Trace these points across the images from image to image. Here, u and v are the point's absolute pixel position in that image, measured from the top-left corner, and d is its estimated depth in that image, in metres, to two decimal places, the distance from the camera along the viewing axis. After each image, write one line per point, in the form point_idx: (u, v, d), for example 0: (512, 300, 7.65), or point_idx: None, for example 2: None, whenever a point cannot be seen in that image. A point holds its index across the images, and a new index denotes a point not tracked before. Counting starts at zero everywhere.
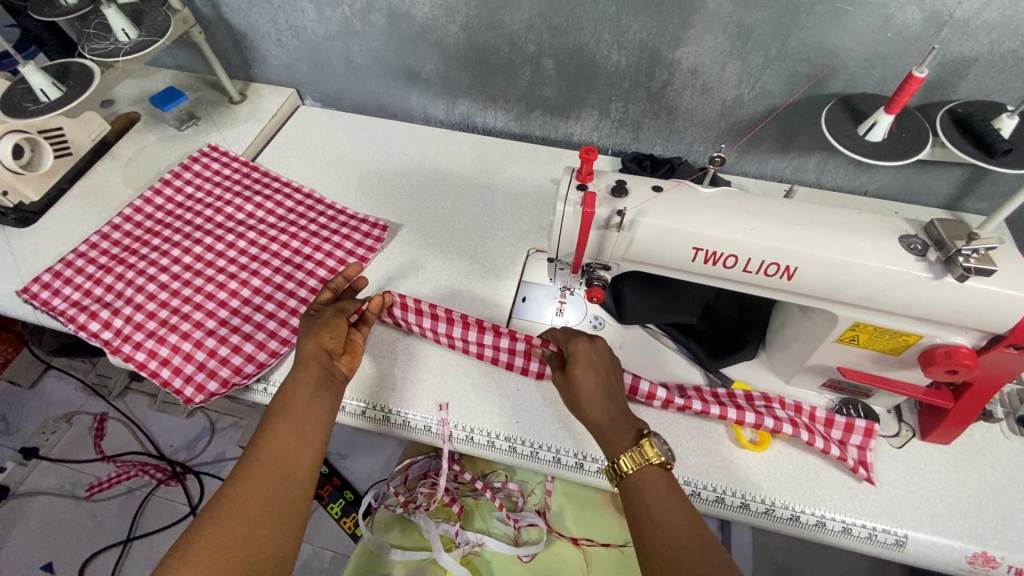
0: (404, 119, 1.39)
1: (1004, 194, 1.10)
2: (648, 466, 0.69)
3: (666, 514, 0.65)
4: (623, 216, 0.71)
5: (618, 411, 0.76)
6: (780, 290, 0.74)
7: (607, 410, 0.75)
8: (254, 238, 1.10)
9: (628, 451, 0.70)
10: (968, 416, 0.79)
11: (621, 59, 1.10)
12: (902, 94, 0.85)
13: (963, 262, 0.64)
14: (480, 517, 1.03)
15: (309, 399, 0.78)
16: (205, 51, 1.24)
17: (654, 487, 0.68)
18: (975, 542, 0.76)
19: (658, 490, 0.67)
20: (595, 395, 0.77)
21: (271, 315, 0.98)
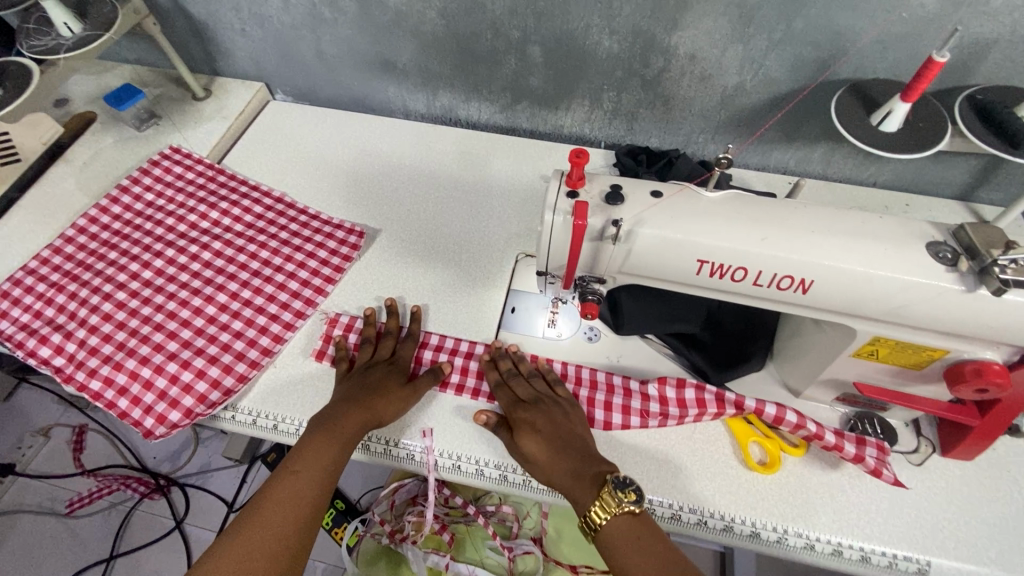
0: (383, 113, 1.30)
1: (1022, 184, 1.03)
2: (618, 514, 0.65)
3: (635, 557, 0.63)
4: (620, 226, 0.64)
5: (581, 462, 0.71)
6: (792, 303, 0.67)
7: (568, 464, 0.71)
8: (220, 248, 1.01)
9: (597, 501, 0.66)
10: (994, 432, 0.73)
11: (613, 45, 1.01)
12: (921, 81, 0.77)
13: (1000, 274, 0.57)
14: (472, 545, 0.97)
15: (345, 435, 0.75)
16: (161, 44, 1.14)
17: (624, 533, 0.65)
18: (1002, 568, 0.70)
19: (627, 535, 0.65)
20: (556, 457, 0.72)
21: (238, 335, 0.90)
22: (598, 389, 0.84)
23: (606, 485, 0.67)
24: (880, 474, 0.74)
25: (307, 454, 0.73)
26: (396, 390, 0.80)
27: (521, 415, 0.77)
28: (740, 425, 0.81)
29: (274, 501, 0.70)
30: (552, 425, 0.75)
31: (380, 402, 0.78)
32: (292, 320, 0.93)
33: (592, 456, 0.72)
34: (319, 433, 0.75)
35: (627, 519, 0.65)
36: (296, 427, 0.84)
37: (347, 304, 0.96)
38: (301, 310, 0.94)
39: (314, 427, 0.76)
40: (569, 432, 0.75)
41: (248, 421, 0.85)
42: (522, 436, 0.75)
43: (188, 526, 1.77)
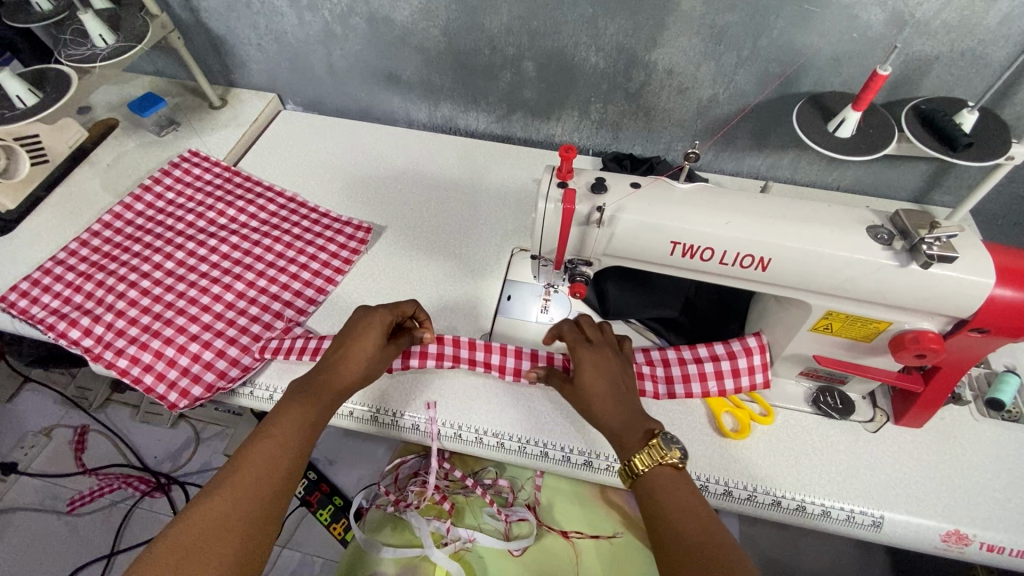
0: (387, 123, 1.40)
1: (968, 187, 1.15)
2: (661, 467, 0.70)
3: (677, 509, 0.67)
4: (603, 212, 0.73)
5: (630, 415, 0.76)
6: (757, 281, 0.77)
7: (619, 415, 0.76)
8: (237, 242, 1.10)
9: (640, 452, 0.71)
10: (937, 400, 0.82)
11: (599, 61, 1.12)
12: (867, 92, 0.88)
13: (926, 250, 0.67)
14: (471, 514, 1.03)
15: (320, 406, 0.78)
16: (184, 56, 1.24)
17: (667, 487, 0.69)
18: (948, 520, 0.79)
19: (669, 489, 0.69)
20: (609, 405, 0.77)
21: (255, 318, 0.98)
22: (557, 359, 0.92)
23: (655, 439, 0.72)
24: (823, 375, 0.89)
25: (285, 415, 0.75)
26: (371, 343, 0.82)
27: (581, 352, 0.80)
28: (714, 397, 0.89)
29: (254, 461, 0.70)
30: (609, 362, 0.80)
31: (348, 359, 0.81)
32: (305, 307, 1.00)
33: (640, 413, 0.76)
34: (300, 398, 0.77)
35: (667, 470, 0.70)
36: None
37: (355, 293, 1.04)
38: (313, 297, 1.02)
39: (293, 394, 0.78)
40: (621, 378, 0.79)
41: (264, 396, 0.92)
42: (583, 375, 0.79)
43: None
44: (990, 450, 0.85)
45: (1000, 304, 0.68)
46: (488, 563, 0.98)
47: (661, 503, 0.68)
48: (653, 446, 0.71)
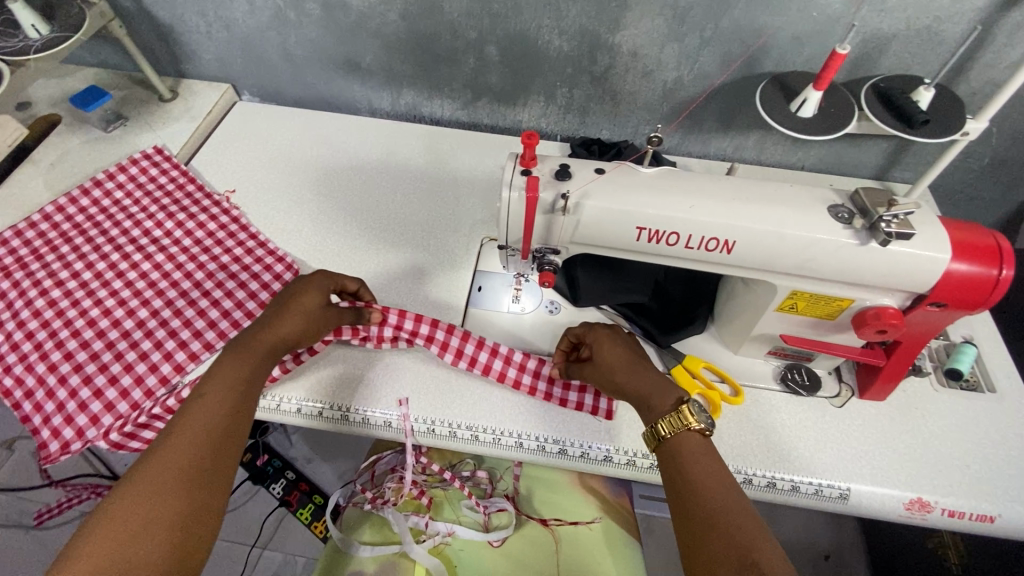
0: (349, 112, 1.35)
1: (926, 163, 1.17)
2: (686, 432, 0.70)
3: (713, 487, 0.65)
4: (568, 199, 0.72)
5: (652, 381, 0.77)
6: (722, 264, 0.77)
7: (647, 377, 0.78)
8: (159, 266, 1.01)
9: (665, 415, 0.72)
10: (899, 373, 0.84)
11: (562, 44, 1.10)
12: (828, 71, 0.89)
13: (885, 228, 0.67)
14: (449, 508, 1.02)
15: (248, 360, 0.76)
16: (128, 47, 1.17)
17: (695, 450, 0.69)
18: (911, 489, 0.81)
19: (696, 454, 0.69)
20: (631, 369, 0.79)
21: (144, 357, 0.90)
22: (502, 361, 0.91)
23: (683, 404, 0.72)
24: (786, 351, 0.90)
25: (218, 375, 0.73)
26: (311, 304, 0.84)
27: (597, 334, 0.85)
28: (685, 378, 0.89)
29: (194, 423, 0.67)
30: (621, 339, 0.85)
31: (286, 316, 0.81)
32: (200, 352, 0.91)
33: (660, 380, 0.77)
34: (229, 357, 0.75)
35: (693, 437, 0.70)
36: (275, 402, 0.88)
37: None
38: (211, 343, 0.92)
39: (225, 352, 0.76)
40: (634, 351, 0.84)
41: None
42: (602, 349, 0.83)
43: None
44: (950, 419, 0.88)
45: (957, 278, 0.70)
46: (469, 556, 0.97)
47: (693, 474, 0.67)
48: (681, 412, 0.72)
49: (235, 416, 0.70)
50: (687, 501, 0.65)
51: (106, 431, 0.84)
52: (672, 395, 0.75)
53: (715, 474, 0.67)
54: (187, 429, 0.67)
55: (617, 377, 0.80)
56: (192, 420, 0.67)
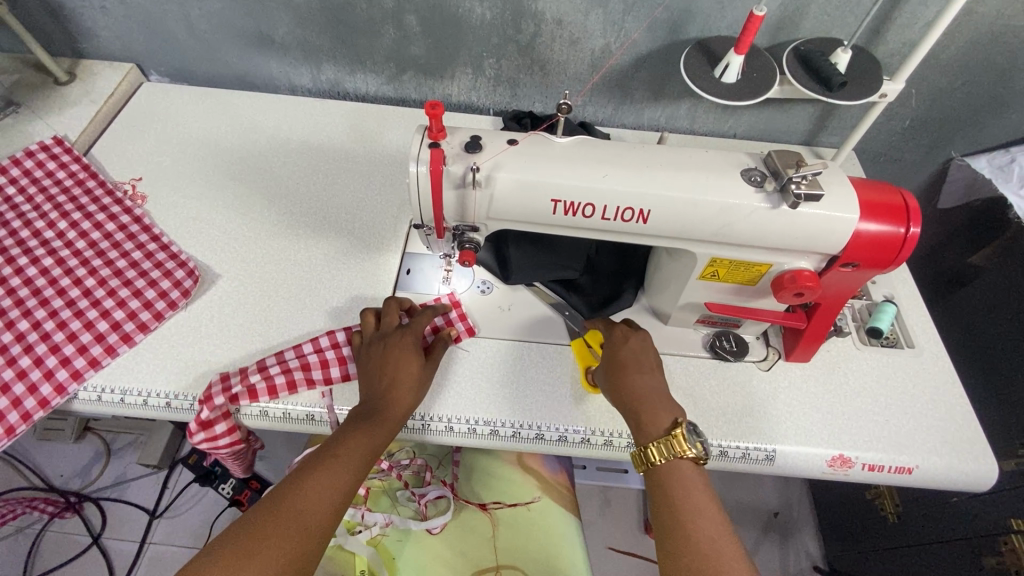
0: (269, 91, 1.28)
1: (851, 127, 1.19)
2: (678, 460, 0.69)
3: (705, 526, 0.65)
4: (477, 172, 0.69)
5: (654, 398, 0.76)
6: (640, 234, 0.75)
7: (643, 392, 0.76)
8: (46, 272, 0.92)
9: (657, 440, 0.71)
10: (820, 334, 0.85)
11: (484, 12, 1.05)
12: (747, 34, 0.88)
13: (794, 189, 0.67)
14: (387, 498, 1.00)
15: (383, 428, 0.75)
16: (10, 23, 1.06)
17: (683, 480, 0.68)
18: (833, 446, 0.84)
19: (686, 483, 0.68)
20: (636, 382, 0.77)
21: (20, 375, 0.82)
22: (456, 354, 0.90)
23: (677, 429, 0.71)
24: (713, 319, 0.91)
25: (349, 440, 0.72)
26: (415, 365, 0.79)
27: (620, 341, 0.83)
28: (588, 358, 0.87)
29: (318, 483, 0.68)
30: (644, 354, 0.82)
31: (400, 388, 0.77)
32: (85, 369, 0.83)
33: (664, 399, 0.76)
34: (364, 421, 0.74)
35: (687, 464, 0.70)
36: (190, 402, 0.84)
37: (234, 285, 0.95)
38: (99, 358, 0.85)
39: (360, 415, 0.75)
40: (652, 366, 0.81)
41: (137, 402, 0.84)
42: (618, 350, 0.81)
43: (106, 539, 1.66)
44: (870, 377, 0.91)
45: (867, 238, 0.70)
46: (406, 548, 0.95)
47: (680, 504, 0.67)
48: (674, 438, 0.70)
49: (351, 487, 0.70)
50: (673, 536, 0.65)
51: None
52: (669, 417, 0.74)
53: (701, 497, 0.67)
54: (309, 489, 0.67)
55: (620, 385, 0.78)
56: (310, 496, 0.66)
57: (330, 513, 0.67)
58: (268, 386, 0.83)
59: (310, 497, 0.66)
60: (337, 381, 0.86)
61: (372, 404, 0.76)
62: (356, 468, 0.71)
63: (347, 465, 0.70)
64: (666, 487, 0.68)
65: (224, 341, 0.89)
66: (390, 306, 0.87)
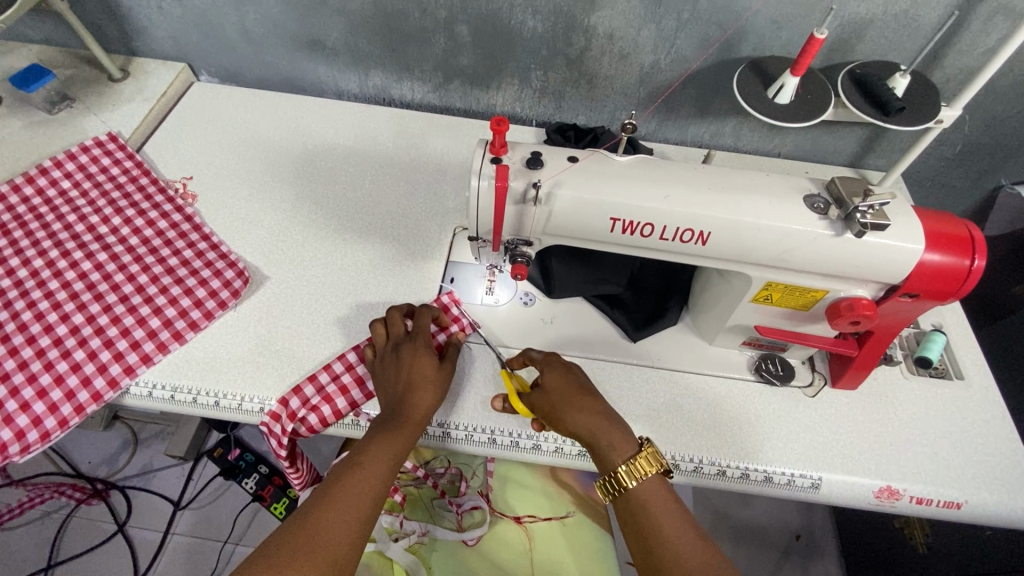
0: (315, 94, 1.29)
1: (900, 151, 1.17)
2: (648, 477, 0.69)
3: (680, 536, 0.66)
4: (539, 188, 0.69)
5: (608, 423, 0.74)
6: (696, 255, 0.75)
7: (596, 421, 0.74)
8: (100, 266, 0.93)
9: (627, 462, 0.70)
10: (870, 362, 0.84)
11: (537, 25, 1.06)
12: (805, 57, 0.87)
13: (861, 219, 0.66)
14: (422, 506, 1.03)
15: (405, 435, 0.74)
16: (71, 21, 1.08)
17: (654, 496, 0.69)
18: (881, 477, 0.82)
19: (657, 497, 0.69)
20: (590, 416, 0.74)
21: (75, 368, 0.83)
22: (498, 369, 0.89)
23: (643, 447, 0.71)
24: (760, 342, 0.90)
25: (373, 450, 0.71)
26: (430, 370, 0.78)
27: (551, 378, 0.80)
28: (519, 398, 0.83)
29: (345, 496, 0.67)
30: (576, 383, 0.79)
31: (418, 391, 0.76)
32: (136, 365, 0.85)
33: (616, 421, 0.75)
34: (384, 431, 0.73)
35: (654, 480, 0.69)
36: (238, 402, 0.85)
37: (281, 288, 0.96)
38: (150, 355, 0.86)
39: (382, 424, 0.74)
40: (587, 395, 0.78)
41: (187, 399, 0.85)
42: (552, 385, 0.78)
43: (131, 528, 1.68)
44: (918, 408, 0.89)
45: (929, 270, 0.69)
46: (444, 557, 0.97)
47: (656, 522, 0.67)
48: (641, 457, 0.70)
49: (378, 496, 0.69)
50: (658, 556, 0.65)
51: (47, 435, 0.79)
52: (632, 436, 0.73)
53: (674, 511, 0.68)
54: (335, 503, 0.66)
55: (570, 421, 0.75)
56: (337, 510, 0.66)
57: (355, 525, 0.66)
58: (310, 424, 0.83)
59: (336, 512, 0.66)
60: (364, 401, 0.85)
61: (392, 409, 0.75)
62: (379, 478, 0.70)
63: (374, 472, 0.70)
64: (640, 507, 0.68)
65: (272, 342, 0.90)
66: (395, 313, 0.85)
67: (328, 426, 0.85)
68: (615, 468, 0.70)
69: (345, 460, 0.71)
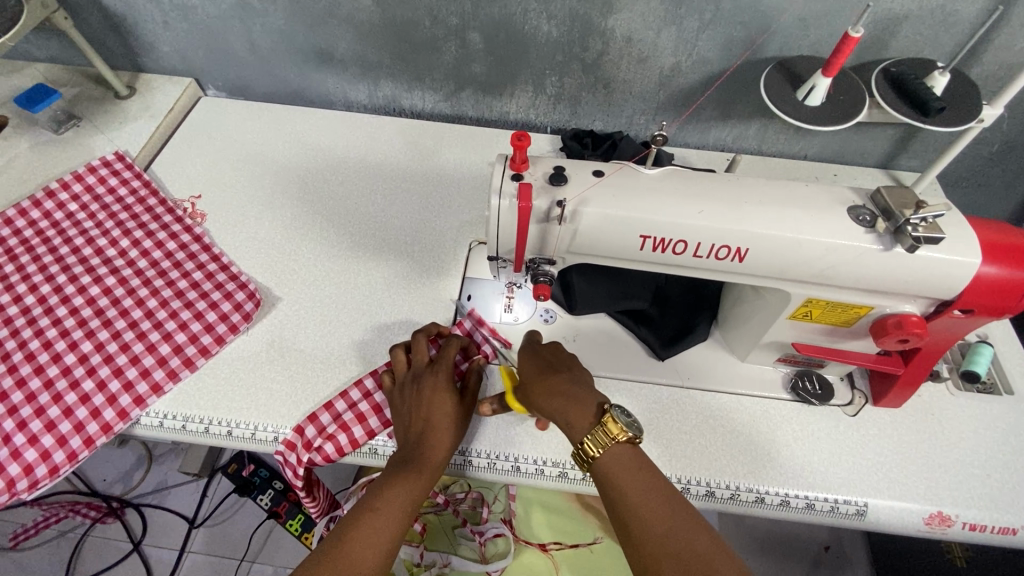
0: (323, 106, 1.26)
1: (934, 150, 1.12)
2: (615, 445, 0.65)
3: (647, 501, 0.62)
4: (564, 207, 0.65)
5: (572, 393, 0.71)
6: (731, 273, 0.71)
7: (557, 394, 0.71)
8: (109, 291, 0.91)
9: (589, 432, 0.66)
10: (916, 379, 0.79)
11: (551, 29, 1.02)
12: (839, 56, 0.82)
13: (912, 232, 0.62)
14: (443, 532, 1.01)
15: (422, 478, 0.70)
16: (75, 39, 1.06)
17: (623, 465, 0.64)
18: (931, 503, 0.77)
19: (627, 467, 0.64)
20: (547, 393, 0.72)
21: (84, 399, 0.81)
22: None
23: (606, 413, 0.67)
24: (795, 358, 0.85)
25: (388, 494, 0.68)
26: (450, 404, 0.75)
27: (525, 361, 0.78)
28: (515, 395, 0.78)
29: (356, 546, 0.63)
30: (547, 360, 0.77)
31: (437, 429, 0.73)
32: (146, 395, 0.82)
33: (583, 390, 0.71)
34: (400, 474, 0.69)
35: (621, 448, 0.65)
36: (252, 431, 0.82)
37: (292, 309, 0.93)
38: (160, 383, 0.83)
39: (397, 465, 0.71)
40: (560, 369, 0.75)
41: (200, 429, 0.82)
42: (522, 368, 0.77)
43: (147, 547, 1.66)
44: (966, 427, 0.84)
45: (986, 284, 0.65)
46: None
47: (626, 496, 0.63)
48: (604, 424, 0.66)
49: (392, 546, 0.65)
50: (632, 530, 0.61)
51: (56, 469, 0.76)
52: (595, 403, 0.69)
53: (643, 480, 0.64)
54: (348, 554, 0.63)
55: (534, 399, 0.73)
56: (348, 561, 0.62)
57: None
58: (325, 454, 0.80)
59: (348, 565, 0.62)
60: (381, 429, 0.82)
61: (409, 449, 0.72)
62: (393, 526, 0.66)
63: (390, 517, 0.66)
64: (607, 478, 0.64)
65: (285, 367, 0.87)
66: (415, 339, 0.82)
67: (345, 456, 0.82)
68: (580, 440, 0.67)
69: (358, 505, 0.68)
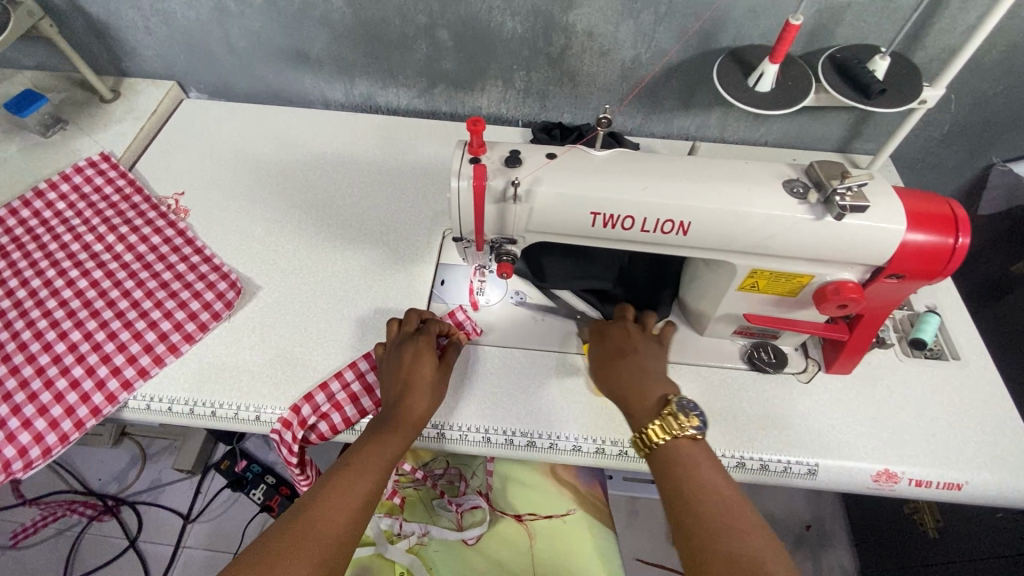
0: (302, 105, 1.31)
1: (887, 133, 1.17)
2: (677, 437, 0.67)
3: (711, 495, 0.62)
4: (517, 186, 0.70)
5: (639, 382, 0.75)
6: (679, 246, 0.75)
7: (635, 379, 0.76)
8: (96, 284, 0.95)
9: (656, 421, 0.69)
10: (862, 346, 0.84)
11: (516, 25, 1.06)
12: (782, 44, 0.87)
13: (839, 202, 0.67)
14: (421, 506, 1.05)
15: (398, 437, 0.74)
16: (60, 45, 1.10)
17: (687, 458, 0.66)
18: (878, 461, 0.82)
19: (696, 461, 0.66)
20: (624, 375, 0.77)
21: (74, 384, 0.85)
22: (491, 372, 0.90)
23: (668, 407, 0.70)
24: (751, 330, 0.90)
25: (366, 452, 0.72)
26: (428, 370, 0.80)
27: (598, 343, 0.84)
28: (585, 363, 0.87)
29: (334, 494, 0.67)
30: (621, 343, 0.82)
31: (415, 393, 0.78)
32: (133, 380, 0.86)
33: (653, 380, 0.75)
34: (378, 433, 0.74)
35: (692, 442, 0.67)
36: (234, 411, 0.86)
37: (272, 297, 0.97)
38: (147, 368, 0.87)
39: (376, 426, 0.75)
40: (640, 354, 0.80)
41: (185, 410, 0.86)
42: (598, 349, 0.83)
43: (142, 543, 1.69)
44: (912, 390, 0.89)
45: (913, 249, 0.69)
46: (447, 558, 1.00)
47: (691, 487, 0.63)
48: (667, 416, 0.69)
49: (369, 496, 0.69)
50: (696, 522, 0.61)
51: (48, 451, 0.80)
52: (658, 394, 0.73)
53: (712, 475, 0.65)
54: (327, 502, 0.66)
55: (606, 378, 0.78)
56: (327, 506, 0.66)
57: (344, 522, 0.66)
58: (320, 432, 0.84)
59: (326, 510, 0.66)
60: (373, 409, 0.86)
61: (387, 412, 0.77)
62: (370, 479, 0.70)
63: (368, 471, 0.70)
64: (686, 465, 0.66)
65: (266, 350, 0.91)
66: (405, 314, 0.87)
67: (340, 434, 0.86)
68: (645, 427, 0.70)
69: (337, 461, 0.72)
